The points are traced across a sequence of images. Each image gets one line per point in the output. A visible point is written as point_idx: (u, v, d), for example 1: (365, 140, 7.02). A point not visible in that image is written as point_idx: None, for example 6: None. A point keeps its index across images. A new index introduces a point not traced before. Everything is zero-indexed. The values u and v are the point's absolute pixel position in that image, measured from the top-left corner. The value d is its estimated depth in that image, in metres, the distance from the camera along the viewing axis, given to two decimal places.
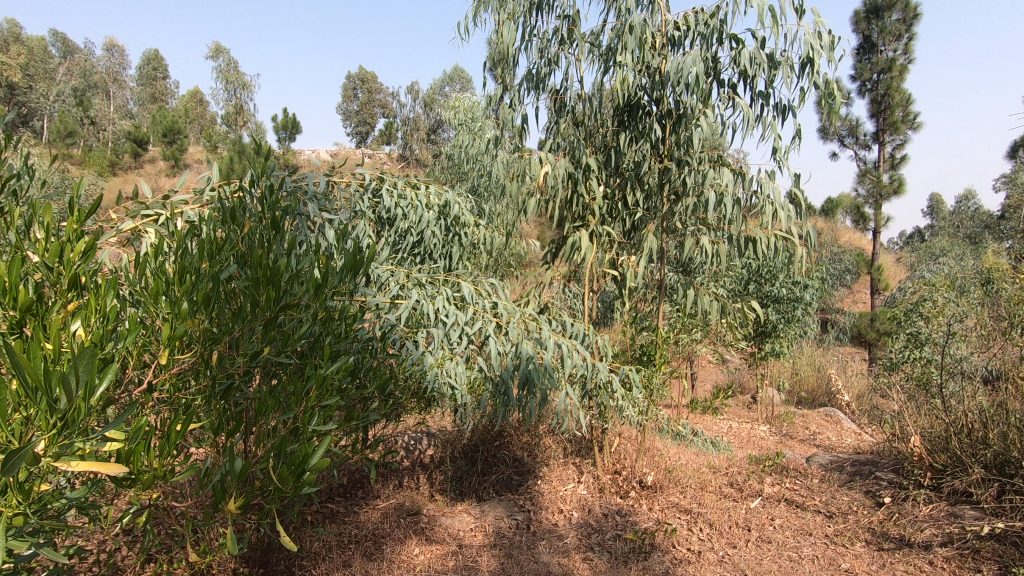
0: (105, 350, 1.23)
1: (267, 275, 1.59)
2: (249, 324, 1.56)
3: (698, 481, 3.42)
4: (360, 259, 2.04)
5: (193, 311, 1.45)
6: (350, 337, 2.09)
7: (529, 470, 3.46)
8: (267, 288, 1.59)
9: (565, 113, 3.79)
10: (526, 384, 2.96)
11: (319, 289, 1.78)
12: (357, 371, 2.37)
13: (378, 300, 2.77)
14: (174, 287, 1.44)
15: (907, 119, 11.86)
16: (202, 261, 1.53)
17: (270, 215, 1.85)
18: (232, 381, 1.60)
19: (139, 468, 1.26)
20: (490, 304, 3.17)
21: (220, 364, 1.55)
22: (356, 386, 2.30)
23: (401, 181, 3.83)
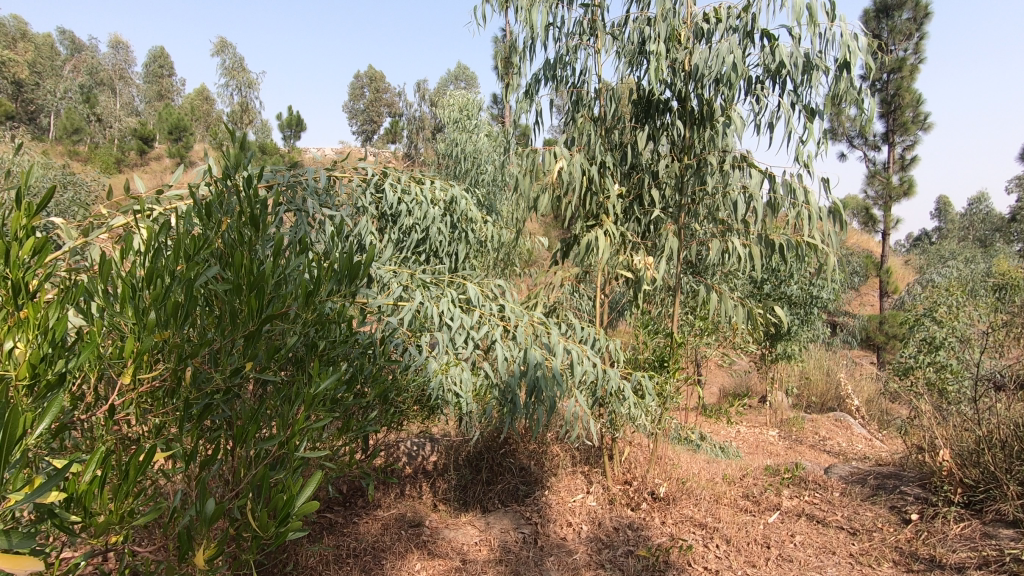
0: (55, 371, 1.10)
1: (250, 278, 1.41)
2: (229, 337, 1.40)
3: (712, 494, 3.28)
4: (360, 264, 1.83)
5: (162, 322, 1.29)
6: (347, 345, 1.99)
7: (535, 479, 3.33)
8: (249, 294, 1.40)
9: (581, 108, 3.68)
10: (534, 391, 2.81)
11: (309, 298, 1.61)
12: (356, 377, 2.24)
13: (380, 302, 2.65)
14: (141, 294, 1.28)
15: (918, 119, 11.66)
16: (177, 263, 1.38)
17: (263, 212, 1.68)
18: (211, 400, 1.44)
19: (89, 512, 1.02)
20: (498, 306, 3.03)
21: (195, 381, 1.42)
22: (355, 394, 2.16)
23: (406, 175, 3.69)
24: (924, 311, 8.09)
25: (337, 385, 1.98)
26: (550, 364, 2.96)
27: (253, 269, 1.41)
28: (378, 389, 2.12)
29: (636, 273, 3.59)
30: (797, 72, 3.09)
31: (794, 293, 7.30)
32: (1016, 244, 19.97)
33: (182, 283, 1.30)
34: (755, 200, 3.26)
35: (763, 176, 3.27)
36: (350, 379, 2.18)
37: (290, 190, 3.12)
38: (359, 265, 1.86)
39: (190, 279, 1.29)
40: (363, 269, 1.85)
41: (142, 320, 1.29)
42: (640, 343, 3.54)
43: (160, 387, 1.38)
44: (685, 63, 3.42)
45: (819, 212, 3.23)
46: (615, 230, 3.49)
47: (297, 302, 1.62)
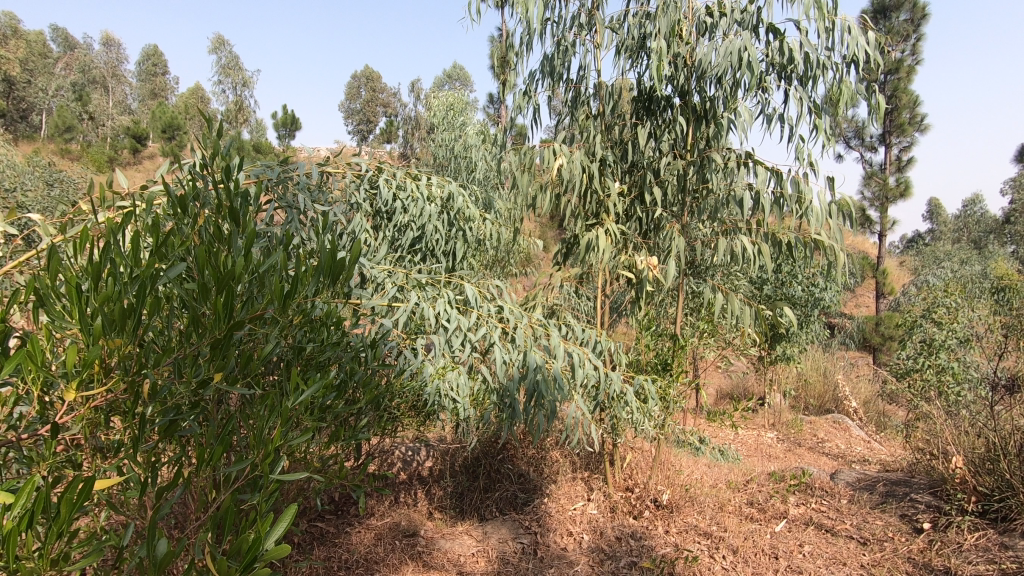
0: None
1: (217, 276, 1.23)
2: (194, 344, 1.23)
3: (716, 501, 3.18)
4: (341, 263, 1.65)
5: (112, 328, 1.12)
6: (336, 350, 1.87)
7: (534, 486, 3.22)
8: (215, 294, 1.23)
9: (581, 104, 3.57)
10: (534, 395, 2.71)
11: (287, 300, 1.44)
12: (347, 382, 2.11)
13: (374, 303, 2.53)
14: (89, 297, 1.12)
15: (915, 121, 11.64)
16: (132, 259, 1.21)
17: (238, 206, 1.54)
18: (176, 414, 1.28)
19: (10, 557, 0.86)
20: (496, 307, 2.91)
21: (156, 394, 1.24)
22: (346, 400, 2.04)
23: (401, 172, 3.57)
24: (923, 313, 8.04)
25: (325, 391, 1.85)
26: (550, 368, 2.85)
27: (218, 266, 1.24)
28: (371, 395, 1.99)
29: (638, 273, 3.49)
30: (804, 68, 2.99)
31: (794, 294, 7.23)
32: (1012, 245, 20.00)
33: (132, 283, 1.13)
34: (762, 199, 3.15)
35: (770, 174, 3.18)
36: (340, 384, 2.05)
37: (280, 186, 3.00)
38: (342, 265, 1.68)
39: (143, 278, 1.12)
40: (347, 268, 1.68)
41: (88, 324, 1.12)
42: (642, 345, 3.44)
43: (118, 401, 1.23)
44: (688, 58, 3.31)
45: (828, 211, 3.14)
46: (617, 229, 3.38)
47: (275, 304, 1.45)
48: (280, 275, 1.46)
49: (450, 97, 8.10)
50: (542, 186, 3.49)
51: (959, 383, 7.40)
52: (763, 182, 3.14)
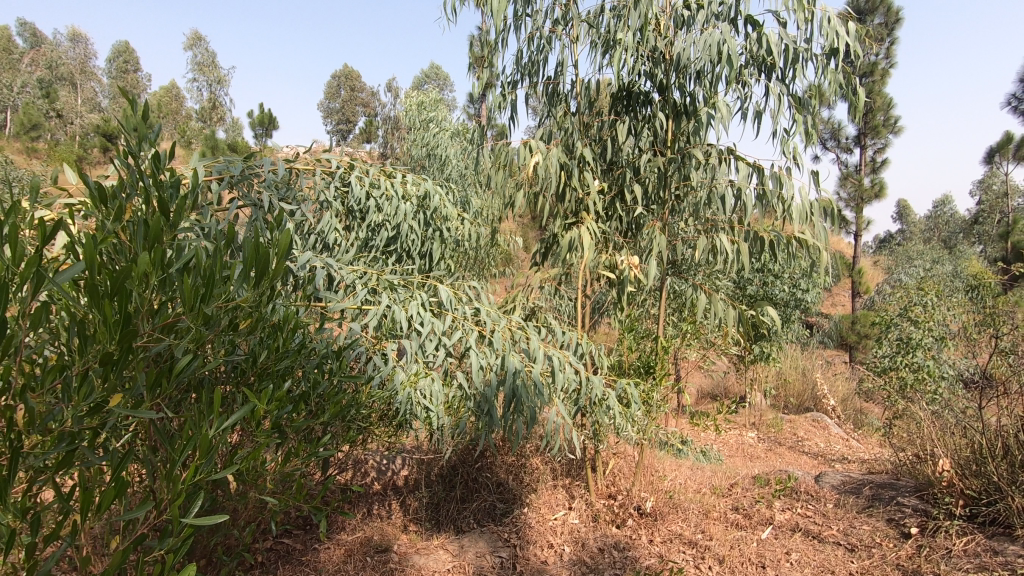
0: None
1: (110, 281, 1.10)
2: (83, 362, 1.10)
3: (700, 507, 3.10)
4: (268, 258, 1.43)
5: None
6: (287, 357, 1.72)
7: (513, 495, 3.10)
8: (108, 302, 1.10)
9: (558, 100, 3.46)
10: (512, 402, 2.58)
11: (204, 303, 1.28)
12: (312, 389, 1.97)
13: (341, 306, 2.38)
14: None
15: (889, 123, 11.80)
16: (9, 265, 1.07)
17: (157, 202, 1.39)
18: (72, 440, 1.15)
19: None
20: (472, 309, 2.78)
21: (40, 421, 1.11)
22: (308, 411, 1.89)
23: (374, 168, 3.41)
24: (899, 311, 8.09)
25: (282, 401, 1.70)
26: (529, 372, 2.73)
27: (114, 267, 1.11)
28: (335, 405, 1.85)
29: (619, 273, 3.39)
30: (784, 61, 2.91)
31: (774, 295, 7.20)
32: (982, 245, 20.48)
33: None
34: (744, 195, 3.08)
35: (751, 170, 3.10)
36: (302, 393, 1.90)
37: (242, 183, 2.83)
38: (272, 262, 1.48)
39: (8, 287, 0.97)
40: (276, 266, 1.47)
41: None
42: (624, 348, 3.34)
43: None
44: (666, 52, 3.21)
45: (812, 207, 3.07)
46: (599, 227, 3.26)
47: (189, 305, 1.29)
48: (199, 274, 1.31)
49: (428, 95, 8.04)
50: (520, 184, 3.38)
51: (936, 381, 7.46)
52: (744, 177, 3.06)
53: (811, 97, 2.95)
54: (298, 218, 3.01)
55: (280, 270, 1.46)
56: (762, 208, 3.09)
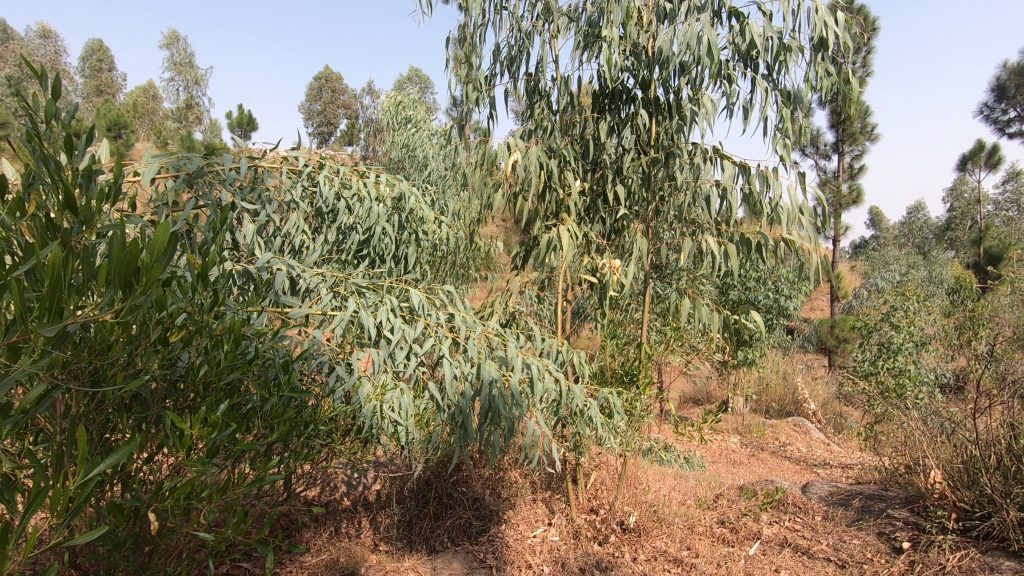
0: None
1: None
2: None
3: (686, 521, 2.97)
4: (134, 258, 1.07)
5: None
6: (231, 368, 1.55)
7: (490, 512, 2.95)
8: None
9: (538, 97, 3.33)
10: (488, 413, 2.43)
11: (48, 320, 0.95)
12: (259, 411, 1.74)
13: (303, 310, 2.21)
14: None
15: (866, 129, 11.94)
16: None
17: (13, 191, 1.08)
18: None
19: None
20: (446, 316, 2.62)
21: None
22: (258, 431, 1.71)
23: (345, 167, 3.24)
24: (880, 316, 8.09)
25: (228, 418, 1.53)
26: (506, 382, 2.58)
27: None
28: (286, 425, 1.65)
29: (602, 278, 3.26)
30: (770, 54, 2.83)
31: (756, 300, 7.16)
32: (955, 250, 20.87)
33: None
34: (730, 196, 2.97)
35: (737, 169, 3.00)
36: (251, 410, 1.72)
37: (200, 182, 2.64)
38: (144, 262, 1.11)
39: None
40: (148, 270, 1.10)
41: None
42: (607, 356, 3.20)
43: None
44: (648, 47, 3.13)
45: (800, 208, 2.97)
46: (579, 230, 3.14)
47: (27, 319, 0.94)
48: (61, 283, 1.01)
49: (407, 95, 7.89)
50: (499, 185, 3.24)
51: (916, 386, 7.47)
52: (731, 176, 2.96)
53: (798, 93, 2.86)
54: (262, 220, 2.83)
55: (152, 277, 1.08)
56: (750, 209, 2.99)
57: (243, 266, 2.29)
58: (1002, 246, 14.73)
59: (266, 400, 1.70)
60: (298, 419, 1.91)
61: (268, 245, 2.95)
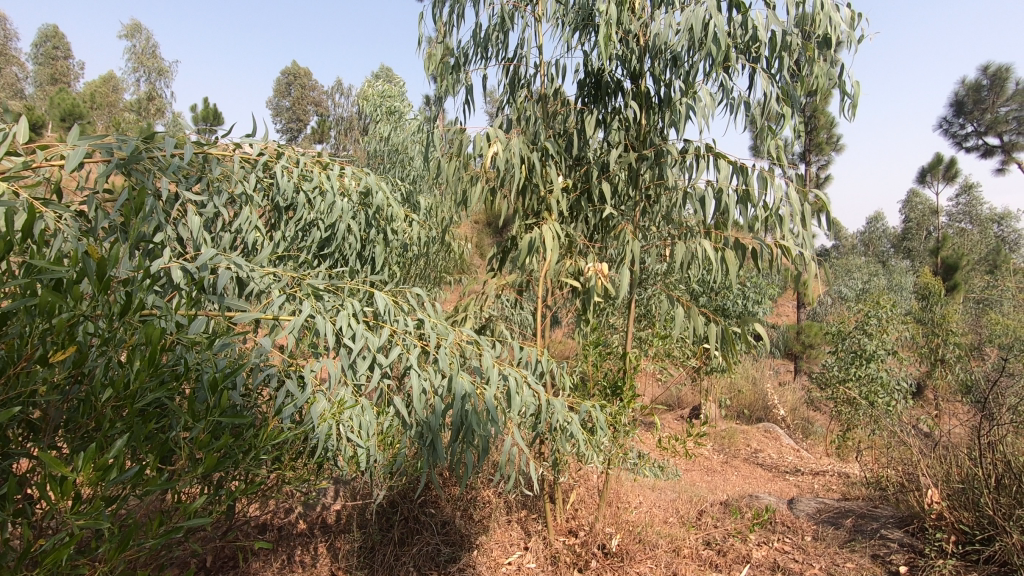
0: None
1: None
2: None
3: (670, 543, 2.79)
4: None
5: None
6: (146, 389, 1.27)
7: (461, 536, 2.71)
8: None
9: (519, 85, 3.12)
10: (462, 432, 2.19)
11: None
12: (185, 437, 1.47)
13: (252, 314, 1.93)
14: None
15: (832, 140, 12.14)
16: None
17: None
18: None
19: None
20: (415, 323, 2.36)
21: None
22: (183, 462, 1.43)
23: (307, 155, 2.96)
24: (851, 324, 8.14)
25: (143, 449, 1.26)
26: (481, 396, 2.34)
27: None
28: (216, 456, 1.38)
29: (584, 283, 3.06)
30: (769, 48, 2.73)
31: (730, 307, 7.11)
32: (914, 259, 21.54)
33: None
34: (725, 198, 2.80)
35: (732, 170, 2.85)
36: (175, 437, 1.44)
37: (136, 168, 2.33)
38: None
39: None
40: None
41: None
42: (589, 365, 3.00)
43: None
44: (639, 36, 3.00)
45: (796, 213, 2.82)
46: (561, 230, 2.93)
47: None
48: None
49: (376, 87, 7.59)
50: (474, 181, 3.00)
51: (886, 392, 7.53)
52: (726, 178, 2.79)
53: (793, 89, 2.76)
54: (209, 213, 2.52)
55: None
56: (746, 212, 2.82)
57: (182, 264, 2.00)
58: (961, 255, 15.22)
59: (193, 426, 1.43)
60: (238, 443, 1.64)
61: (216, 241, 2.65)
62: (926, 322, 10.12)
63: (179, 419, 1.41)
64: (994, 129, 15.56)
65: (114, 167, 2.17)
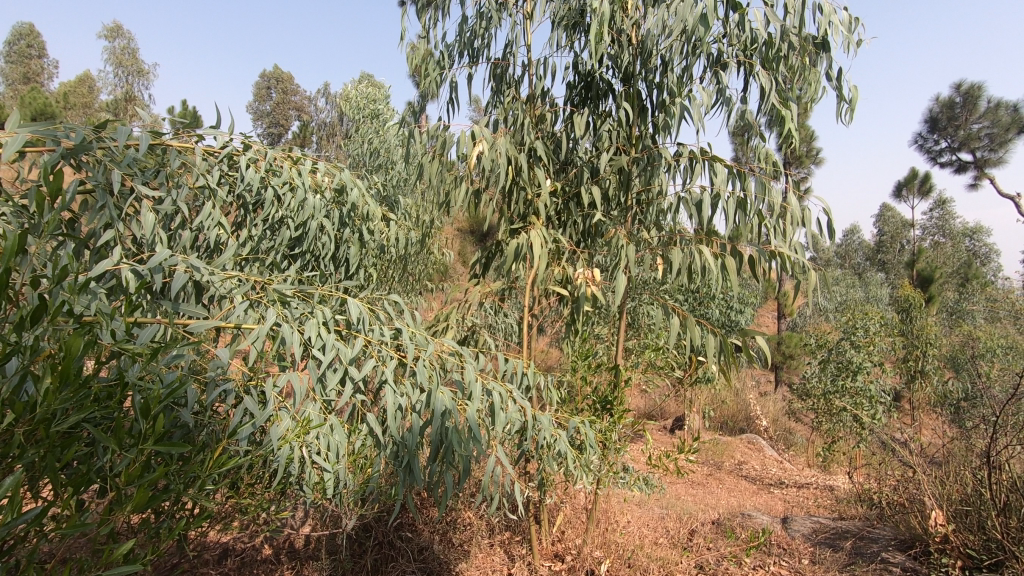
0: None
1: None
2: None
3: (663, 567, 2.64)
4: None
5: None
6: (61, 413, 1.10)
7: (439, 563, 2.52)
8: None
9: (507, 84, 2.98)
10: (441, 451, 2.02)
11: None
12: (119, 463, 1.28)
13: (209, 321, 1.75)
14: None
15: (812, 153, 12.26)
16: None
17: None
18: None
19: None
20: (393, 332, 2.19)
21: None
22: (113, 491, 1.24)
23: (279, 151, 2.78)
24: (835, 335, 8.14)
25: (55, 483, 1.09)
26: (463, 413, 2.17)
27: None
28: (150, 491, 1.20)
29: (572, 291, 2.92)
30: (766, 51, 2.66)
31: (714, 316, 7.06)
32: (889, 271, 21.95)
33: None
34: (723, 203, 2.68)
35: (728, 174, 2.74)
36: (104, 464, 1.26)
37: (87, 160, 2.13)
38: None
39: None
40: None
41: None
42: (577, 378, 2.84)
43: None
44: (631, 36, 2.89)
45: (795, 221, 2.72)
46: (549, 235, 2.78)
47: None
48: None
49: (358, 90, 7.49)
50: (457, 181, 2.85)
51: (871, 404, 7.53)
52: (724, 181, 2.67)
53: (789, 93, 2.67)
54: (168, 210, 2.33)
55: None
56: (744, 218, 2.71)
57: (130, 265, 1.80)
58: (936, 268, 15.49)
59: (124, 454, 1.25)
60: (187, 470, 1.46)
61: (175, 241, 2.45)
62: (906, 334, 10.21)
63: (108, 442, 1.23)
64: (968, 146, 15.93)
65: (59, 157, 1.97)
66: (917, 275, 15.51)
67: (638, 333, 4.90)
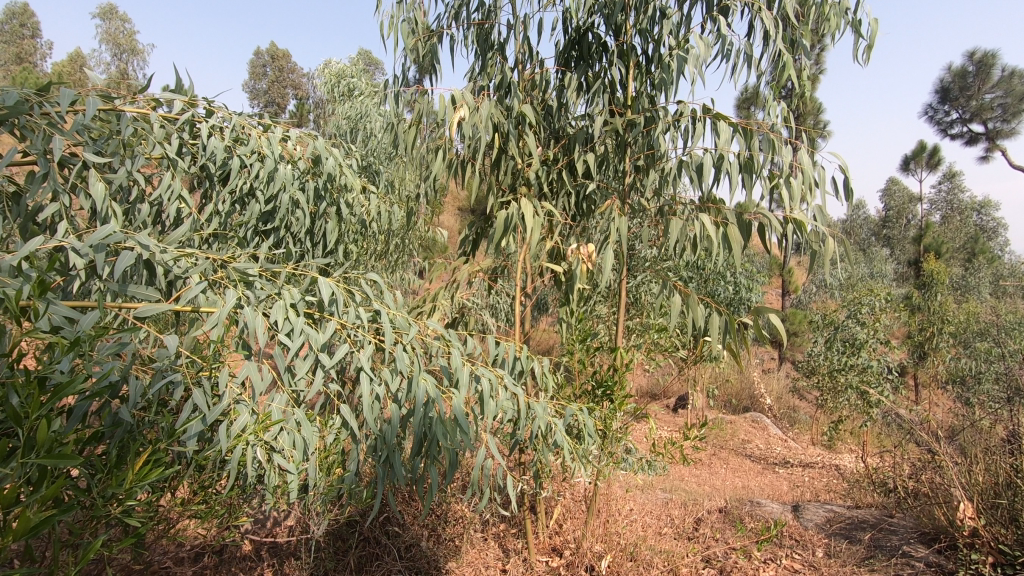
0: None
1: None
2: None
3: (668, 561, 2.48)
4: None
5: None
6: None
7: (427, 561, 2.37)
8: None
9: (491, 44, 2.76)
10: (421, 443, 1.84)
11: None
12: (10, 478, 1.08)
13: (153, 302, 1.56)
14: None
15: (818, 126, 11.88)
16: None
17: None
18: None
19: None
20: (370, 314, 1.97)
21: None
22: (12, 507, 1.06)
23: (245, 118, 2.56)
24: (840, 312, 7.93)
25: None
26: (447, 402, 1.98)
27: None
28: (30, 514, 1.00)
29: (568, 268, 2.72)
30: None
31: (718, 293, 6.83)
32: (896, 247, 21.61)
33: None
34: (728, 165, 2.45)
35: (733, 134, 2.50)
36: (4, 474, 1.08)
37: (27, 127, 1.94)
38: None
39: None
40: None
41: None
42: (574, 362, 2.65)
43: None
44: None
45: (809, 184, 2.48)
46: (541, 207, 2.58)
47: None
48: None
49: (346, 66, 7.26)
50: (441, 150, 2.64)
51: (877, 382, 7.36)
52: (728, 141, 2.43)
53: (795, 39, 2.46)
54: (121, 183, 2.13)
55: None
56: (751, 182, 2.47)
57: (69, 243, 1.61)
58: (944, 243, 15.21)
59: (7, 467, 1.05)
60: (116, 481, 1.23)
61: (134, 217, 2.26)
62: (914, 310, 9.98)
63: (1, 449, 1.05)
64: (979, 117, 15.47)
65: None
66: (924, 250, 15.21)
67: (640, 311, 4.70)
